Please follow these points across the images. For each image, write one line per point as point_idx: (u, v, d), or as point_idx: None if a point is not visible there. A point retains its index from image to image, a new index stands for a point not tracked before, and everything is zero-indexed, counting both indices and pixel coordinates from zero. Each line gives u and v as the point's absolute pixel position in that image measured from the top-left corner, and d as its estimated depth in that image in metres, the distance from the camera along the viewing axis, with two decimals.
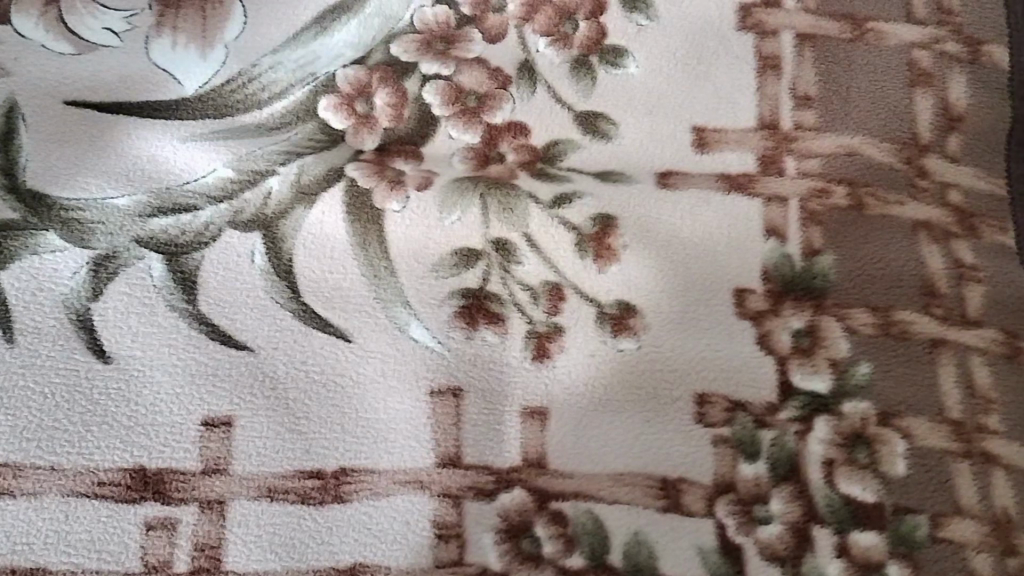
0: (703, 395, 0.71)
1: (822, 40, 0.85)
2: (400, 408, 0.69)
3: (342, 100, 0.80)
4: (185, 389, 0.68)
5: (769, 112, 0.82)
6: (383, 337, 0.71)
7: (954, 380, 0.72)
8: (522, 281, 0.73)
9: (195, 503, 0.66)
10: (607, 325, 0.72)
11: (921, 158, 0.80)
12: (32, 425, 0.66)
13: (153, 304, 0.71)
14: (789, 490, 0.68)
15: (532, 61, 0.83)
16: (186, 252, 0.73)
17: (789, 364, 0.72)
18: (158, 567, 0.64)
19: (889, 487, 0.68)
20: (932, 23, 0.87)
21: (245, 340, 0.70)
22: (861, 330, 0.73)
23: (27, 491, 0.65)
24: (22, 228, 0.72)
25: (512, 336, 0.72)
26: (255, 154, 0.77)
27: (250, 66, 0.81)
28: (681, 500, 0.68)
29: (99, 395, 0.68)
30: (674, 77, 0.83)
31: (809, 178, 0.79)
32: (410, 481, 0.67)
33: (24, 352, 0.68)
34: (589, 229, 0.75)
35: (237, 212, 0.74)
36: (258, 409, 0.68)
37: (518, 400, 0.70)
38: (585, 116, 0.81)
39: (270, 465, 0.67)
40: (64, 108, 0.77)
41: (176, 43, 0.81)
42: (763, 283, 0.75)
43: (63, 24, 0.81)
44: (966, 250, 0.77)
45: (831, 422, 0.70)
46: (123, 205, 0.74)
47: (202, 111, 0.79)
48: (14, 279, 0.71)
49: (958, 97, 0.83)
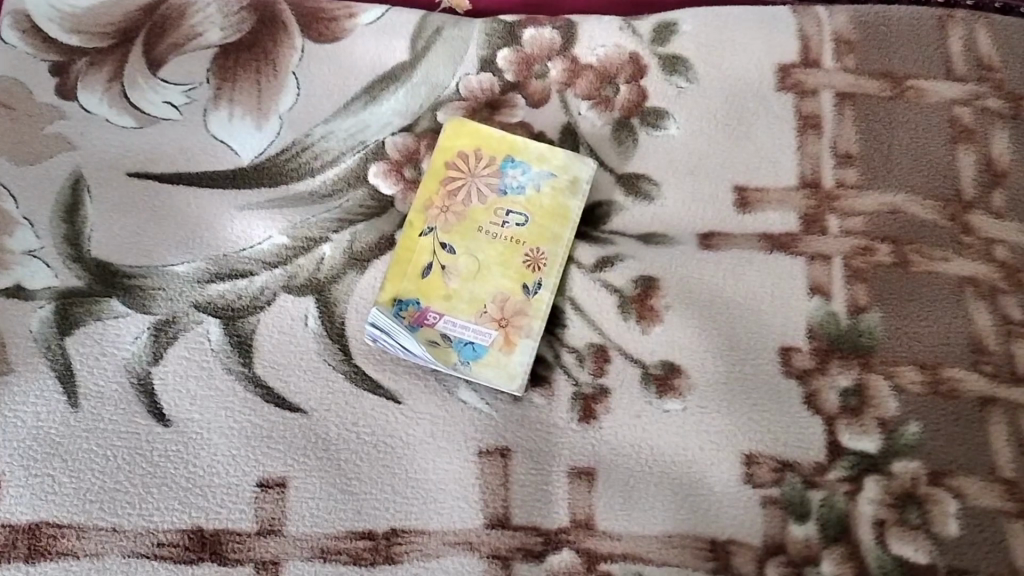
0: (750, 455, 0.71)
1: (862, 98, 0.85)
2: (449, 469, 0.71)
3: (391, 167, 0.82)
4: (242, 451, 0.71)
5: (810, 171, 0.82)
6: (432, 398, 0.73)
7: (1006, 439, 0.71)
8: (568, 344, 0.75)
9: (303, 431, 0.72)
10: (653, 385, 0.73)
11: (965, 214, 0.80)
12: (94, 487, 0.69)
13: (210, 368, 0.74)
14: (840, 551, 0.68)
15: (573, 125, 0.85)
16: (243, 317, 0.76)
17: (837, 424, 0.72)
18: (353, 427, 0.72)
19: (942, 548, 0.67)
20: (972, 79, 0.86)
21: (299, 403, 0.73)
22: (910, 388, 0.73)
23: (89, 552, 0.67)
24: (88, 295, 0.76)
25: (559, 398, 0.73)
26: (310, 222, 0.80)
27: (303, 136, 0.83)
28: (731, 562, 0.68)
29: (159, 457, 0.70)
30: (715, 139, 0.83)
31: (853, 236, 0.79)
32: (459, 542, 0.68)
33: (87, 416, 0.71)
34: (631, 291, 0.76)
35: (291, 277, 0.77)
36: (311, 470, 0.70)
37: (565, 461, 0.71)
38: (626, 178, 0.82)
39: (322, 527, 0.69)
40: (126, 179, 0.81)
41: (233, 115, 0.84)
42: (809, 341, 0.75)
43: (125, 99, 0.84)
44: (1014, 305, 0.76)
45: (881, 482, 0.70)
46: (182, 272, 0.77)
47: (258, 180, 0.81)
48: (79, 345, 0.74)
49: (1001, 152, 0.82)
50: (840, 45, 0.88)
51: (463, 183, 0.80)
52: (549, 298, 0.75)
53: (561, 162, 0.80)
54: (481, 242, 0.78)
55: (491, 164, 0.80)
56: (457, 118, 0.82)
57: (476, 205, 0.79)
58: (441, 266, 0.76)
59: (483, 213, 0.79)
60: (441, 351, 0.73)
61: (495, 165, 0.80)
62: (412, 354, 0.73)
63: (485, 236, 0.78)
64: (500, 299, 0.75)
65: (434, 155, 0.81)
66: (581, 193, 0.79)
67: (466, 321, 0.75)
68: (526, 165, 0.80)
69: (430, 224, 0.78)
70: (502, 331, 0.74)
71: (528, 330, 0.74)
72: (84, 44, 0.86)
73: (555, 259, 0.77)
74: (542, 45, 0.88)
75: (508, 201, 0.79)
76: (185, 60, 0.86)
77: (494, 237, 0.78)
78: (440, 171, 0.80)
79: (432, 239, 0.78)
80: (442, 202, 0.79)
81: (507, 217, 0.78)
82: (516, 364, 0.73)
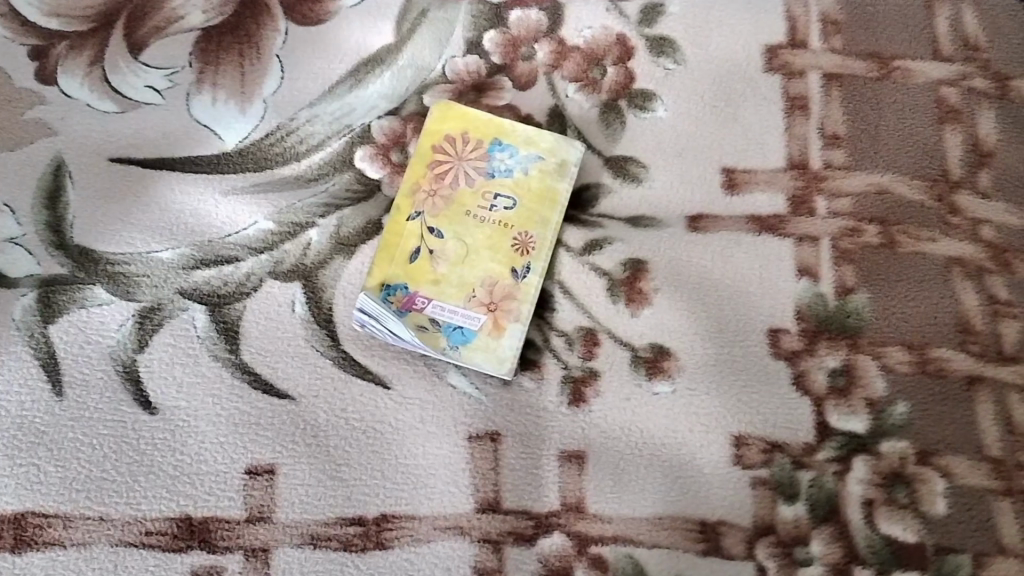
0: (739, 437, 0.71)
1: (849, 79, 0.85)
2: (439, 454, 0.70)
3: (378, 151, 0.81)
4: (229, 438, 0.70)
5: (798, 152, 0.82)
6: (421, 383, 0.73)
7: (992, 418, 0.72)
8: (558, 328, 0.75)
9: (291, 419, 0.71)
10: (642, 368, 0.73)
11: (952, 194, 0.80)
12: (81, 476, 0.69)
13: (197, 355, 0.73)
14: (829, 531, 0.68)
15: (561, 107, 0.84)
16: (229, 303, 0.75)
17: (826, 405, 0.72)
18: (341, 412, 0.72)
19: (929, 527, 0.68)
20: (959, 59, 0.86)
21: (287, 390, 0.72)
22: (898, 368, 0.73)
23: (76, 542, 0.67)
24: (71, 283, 0.75)
25: (549, 382, 0.73)
26: (296, 207, 0.79)
27: (288, 120, 0.82)
28: (721, 544, 0.68)
29: (146, 445, 0.70)
30: (703, 120, 0.83)
31: (841, 217, 0.79)
32: (450, 527, 0.68)
33: (72, 405, 0.71)
34: (620, 274, 0.76)
35: (278, 262, 0.77)
36: (300, 457, 0.70)
37: (555, 445, 0.71)
38: (614, 160, 0.81)
39: (312, 514, 0.68)
40: (109, 165, 0.80)
41: (216, 99, 0.83)
42: (797, 322, 0.75)
43: (105, 83, 0.83)
44: (1001, 285, 0.76)
45: (869, 462, 0.70)
46: (167, 258, 0.76)
47: (242, 165, 0.80)
48: (63, 333, 0.73)
49: (987, 133, 0.83)
50: (827, 26, 0.87)
51: (450, 167, 0.79)
52: (538, 282, 0.75)
53: (548, 144, 0.79)
54: (469, 225, 0.77)
55: (478, 147, 0.80)
56: (443, 101, 0.81)
57: (464, 189, 0.78)
58: (429, 251, 0.76)
59: (471, 197, 0.78)
60: (430, 336, 0.73)
61: (482, 148, 0.80)
62: (401, 340, 0.72)
63: (473, 221, 0.77)
64: (489, 283, 0.75)
65: (421, 138, 0.80)
66: (569, 176, 0.79)
67: (454, 305, 0.74)
68: (513, 149, 0.79)
69: (418, 209, 0.77)
70: (491, 315, 0.74)
71: (517, 314, 0.74)
72: (63, 27, 0.85)
73: (544, 242, 0.76)
74: (529, 28, 0.87)
75: (495, 184, 0.78)
76: (167, 43, 0.85)
77: (482, 221, 0.77)
78: (426, 155, 0.79)
79: (419, 224, 0.77)
80: (430, 186, 0.78)
81: (494, 201, 0.78)
82: (506, 349, 0.73)
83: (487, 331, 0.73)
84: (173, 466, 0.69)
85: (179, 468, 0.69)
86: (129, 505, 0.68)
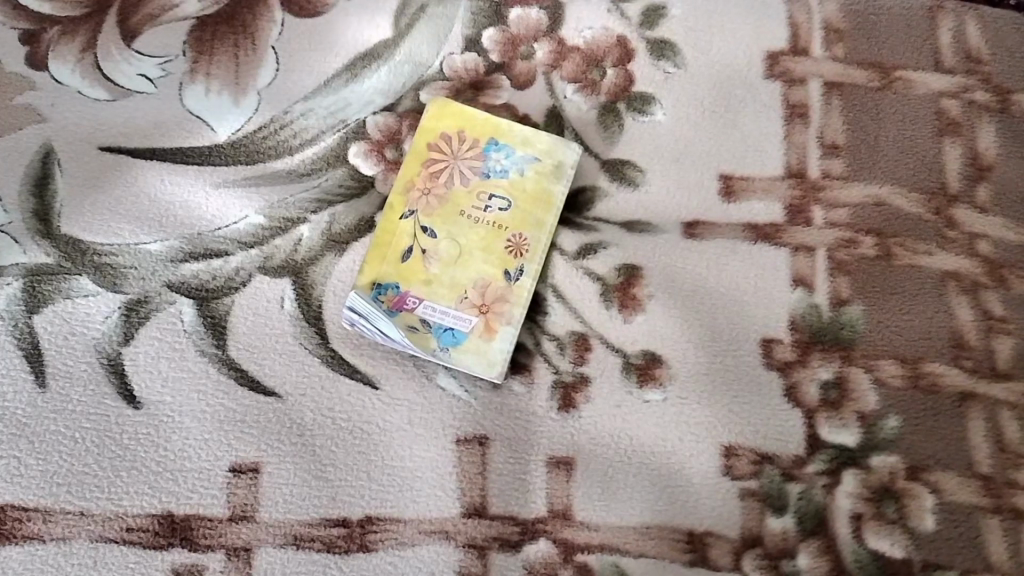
0: (729, 447, 0.70)
1: (850, 88, 0.84)
2: (426, 457, 0.70)
3: (372, 148, 0.80)
4: (214, 435, 0.69)
5: (796, 161, 0.81)
6: (410, 384, 0.72)
7: (984, 435, 0.71)
8: (550, 332, 0.74)
9: (277, 417, 0.70)
10: (634, 375, 0.72)
11: (950, 208, 0.79)
12: (62, 470, 0.68)
13: (183, 349, 0.72)
14: (816, 545, 0.68)
15: (559, 107, 0.83)
16: (218, 297, 0.74)
17: (817, 417, 0.71)
18: (329, 411, 0.71)
19: (917, 543, 0.68)
20: (961, 71, 0.86)
21: (274, 387, 0.71)
22: (890, 382, 0.73)
23: (56, 536, 0.66)
24: (57, 272, 0.74)
25: (539, 385, 0.72)
26: (288, 202, 0.78)
27: (282, 113, 0.81)
28: (708, 554, 0.67)
29: (129, 440, 0.69)
30: (702, 125, 0.82)
31: (837, 228, 0.78)
32: (435, 531, 0.67)
33: (55, 397, 0.70)
34: (614, 280, 0.76)
35: (268, 257, 0.76)
36: (286, 455, 0.69)
37: (544, 450, 0.70)
38: (612, 164, 0.80)
39: (296, 514, 0.67)
40: (99, 153, 0.78)
41: (210, 90, 0.82)
42: (791, 333, 0.74)
43: (97, 70, 0.82)
44: (996, 301, 0.76)
45: (859, 475, 0.70)
46: (155, 250, 0.75)
47: (235, 157, 0.79)
48: (47, 323, 0.72)
49: (987, 146, 0.82)
50: (830, 33, 0.87)
51: (446, 166, 0.78)
52: (530, 285, 0.74)
53: (545, 145, 0.78)
54: (463, 225, 0.76)
55: (474, 146, 0.79)
56: (440, 99, 0.80)
57: (459, 189, 0.77)
58: (422, 250, 0.75)
59: (465, 197, 0.77)
60: (421, 337, 0.72)
61: (478, 148, 0.79)
62: (391, 340, 0.72)
63: (467, 222, 0.76)
64: (481, 284, 0.74)
65: (416, 136, 0.79)
66: (566, 178, 0.78)
67: (445, 306, 0.73)
68: (509, 149, 0.78)
69: (411, 208, 0.77)
70: (482, 317, 0.73)
71: (508, 317, 0.73)
72: (56, 12, 0.84)
73: (538, 246, 0.76)
74: (529, 26, 0.86)
75: (490, 184, 0.77)
76: (161, 31, 0.84)
77: (476, 221, 0.76)
78: (421, 153, 0.78)
79: (412, 222, 0.76)
80: (424, 185, 0.77)
81: (489, 201, 0.77)
82: (496, 352, 0.72)
83: (479, 332, 0.72)
84: (156, 462, 0.68)
85: (162, 463, 0.68)
86: (109, 500, 0.67)
